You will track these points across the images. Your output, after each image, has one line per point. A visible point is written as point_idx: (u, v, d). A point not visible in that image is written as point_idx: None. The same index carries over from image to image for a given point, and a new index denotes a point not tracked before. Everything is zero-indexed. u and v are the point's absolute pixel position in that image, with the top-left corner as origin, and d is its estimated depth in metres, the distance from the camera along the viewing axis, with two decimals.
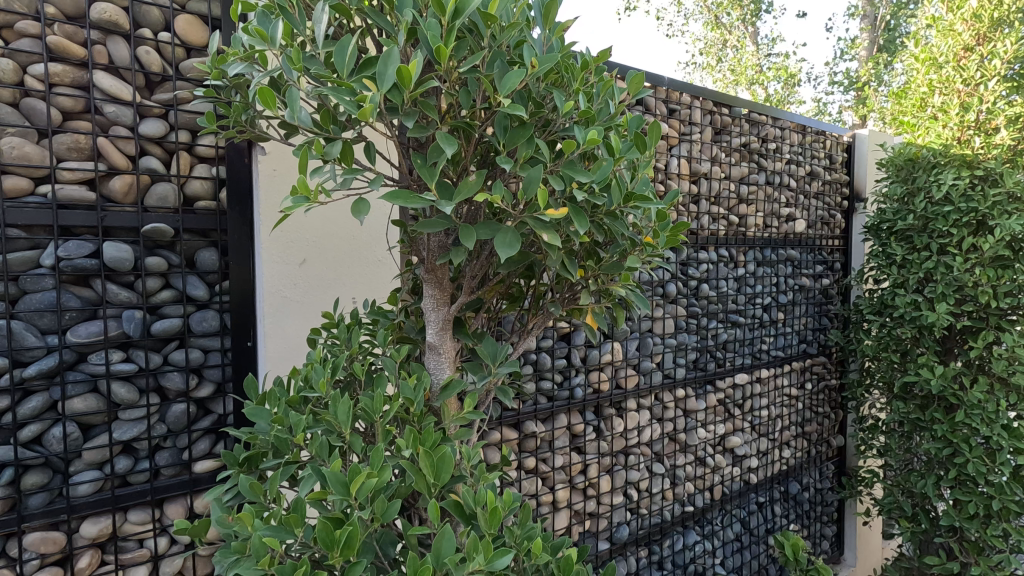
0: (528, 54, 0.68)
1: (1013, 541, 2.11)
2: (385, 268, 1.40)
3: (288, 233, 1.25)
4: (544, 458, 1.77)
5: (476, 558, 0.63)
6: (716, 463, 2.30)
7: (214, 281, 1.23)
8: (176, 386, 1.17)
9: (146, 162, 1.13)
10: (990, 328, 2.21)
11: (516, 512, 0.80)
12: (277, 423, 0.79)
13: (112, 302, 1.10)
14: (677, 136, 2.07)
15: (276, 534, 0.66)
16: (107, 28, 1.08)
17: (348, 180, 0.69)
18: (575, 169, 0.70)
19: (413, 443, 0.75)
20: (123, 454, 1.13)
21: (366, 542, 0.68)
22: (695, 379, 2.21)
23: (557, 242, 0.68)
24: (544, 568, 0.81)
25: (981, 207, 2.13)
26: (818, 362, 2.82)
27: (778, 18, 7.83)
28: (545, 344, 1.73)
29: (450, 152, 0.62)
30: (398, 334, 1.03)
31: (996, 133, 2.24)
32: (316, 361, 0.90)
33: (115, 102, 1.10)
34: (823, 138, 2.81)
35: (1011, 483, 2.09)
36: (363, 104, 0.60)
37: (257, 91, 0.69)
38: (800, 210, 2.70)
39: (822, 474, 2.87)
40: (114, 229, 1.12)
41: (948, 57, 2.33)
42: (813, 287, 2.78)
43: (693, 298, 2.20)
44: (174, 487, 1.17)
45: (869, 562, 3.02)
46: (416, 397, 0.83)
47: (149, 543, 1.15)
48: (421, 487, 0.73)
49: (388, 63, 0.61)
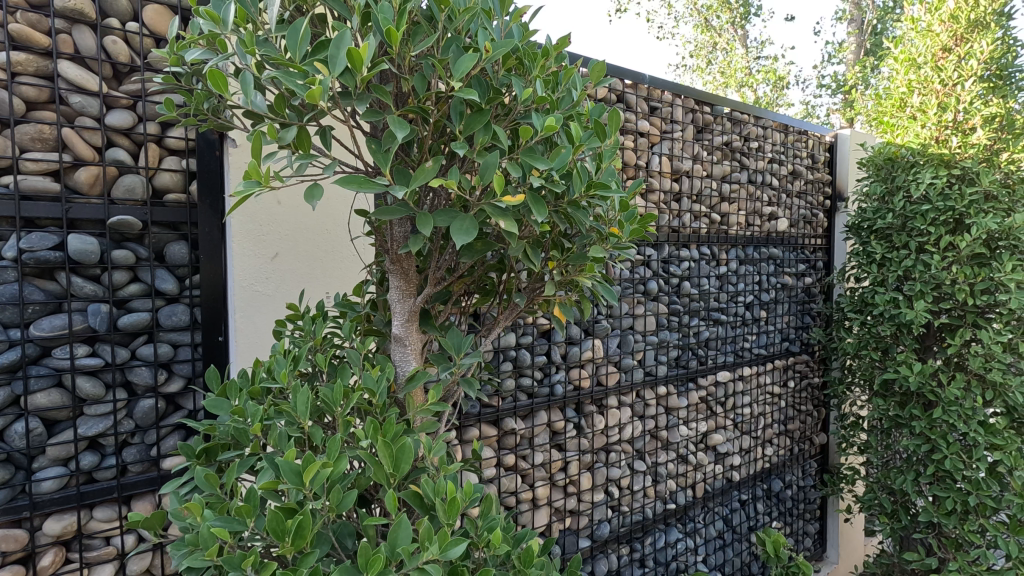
0: (483, 39, 0.67)
1: (990, 536, 2.12)
2: (352, 262, 1.40)
3: (260, 226, 1.24)
4: (524, 455, 1.76)
5: (430, 549, 0.63)
6: (698, 460, 2.30)
7: (184, 275, 1.21)
8: (144, 381, 1.15)
9: (113, 153, 1.11)
10: (966, 325, 2.22)
11: (477, 503, 0.79)
12: (237, 414, 0.79)
13: (76, 296, 1.07)
14: (658, 134, 2.07)
15: (227, 525, 0.65)
16: (72, 17, 1.06)
17: (302, 165, 0.70)
18: (534, 157, 0.71)
19: (373, 434, 0.74)
20: (89, 450, 1.11)
21: (321, 533, 0.67)
22: (678, 376, 2.22)
23: (513, 229, 0.68)
24: (507, 560, 0.81)
25: (958, 206, 2.15)
26: (801, 360, 2.83)
27: (767, 22, 7.80)
28: (525, 340, 1.72)
29: (400, 137, 0.63)
30: (366, 327, 1.04)
31: (973, 133, 2.25)
32: (279, 354, 0.90)
33: (81, 91, 1.07)
34: (806, 138, 2.83)
35: (988, 478, 2.10)
36: (313, 87, 0.60)
37: (208, 73, 0.71)
38: (782, 209, 2.71)
39: (805, 472, 2.88)
40: (80, 222, 1.09)
41: (926, 57, 2.35)
42: (796, 286, 2.80)
43: (675, 296, 2.20)
44: (142, 484, 1.15)
45: (851, 559, 3.04)
46: (378, 389, 0.82)
47: (115, 541, 1.13)
48: (379, 477, 0.72)
49: (340, 46, 0.62)
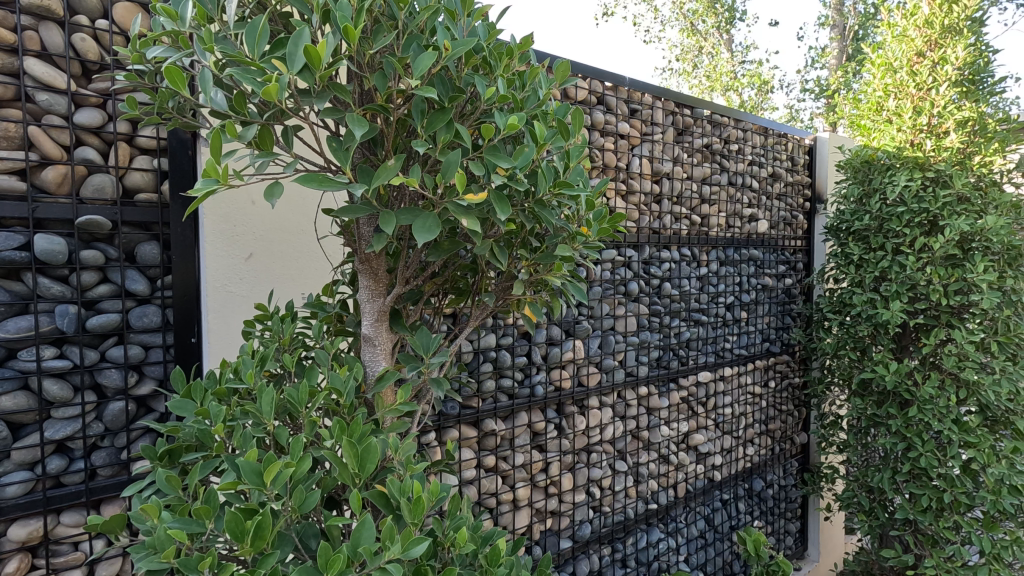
0: (442, 37, 0.68)
1: (964, 533, 2.15)
2: (321, 263, 1.39)
3: (234, 228, 1.24)
4: (504, 456, 1.75)
5: (391, 548, 0.63)
6: (679, 460, 2.31)
7: (156, 275, 1.19)
8: (114, 383, 1.13)
9: (82, 153, 1.09)
10: (941, 325, 2.25)
11: (444, 502, 0.79)
12: (201, 416, 0.78)
13: (43, 297, 1.05)
14: (638, 136, 2.09)
15: (185, 526, 0.64)
16: (39, 13, 1.04)
17: (264, 163, 0.70)
18: (497, 155, 0.71)
19: (339, 434, 0.74)
20: (56, 454, 1.08)
21: (283, 534, 0.67)
22: (659, 376, 2.23)
23: (476, 227, 0.69)
24: (474, 560, 0.81)
25: (931, 208, 2.19)
26: (781, 360, 2.87)
27: (752, 26, 7.93)
28: (504, 341, 1.72)
29: (359, 134, 0.63)
30: (337, 327, 1.04)
31: (947, 136, 2.27)
32: (246, 354, 0.89)
33: (48, 90, 1.05)
34: (786, 140, 2.86)
35: (962, 475, 2.13)
36: (269, 84, 0.60)
37: (166, 69, 0.70)
38: (762, 210, 2.74)
39: (786, 471, 2.91)
40: (47, 222, 1.07)
41: (902, 62, 2.38)
42: (776, 287, 2.82)
43: (656, 296, 2.21)
44: (111, 487, 1.13)
45: (831, 558, 3.08)
46: (345, 389, 0.81)
47: (84, 546, 1.11)
48: (344, 478, 0.71)
49: (298, 44, 0.62)
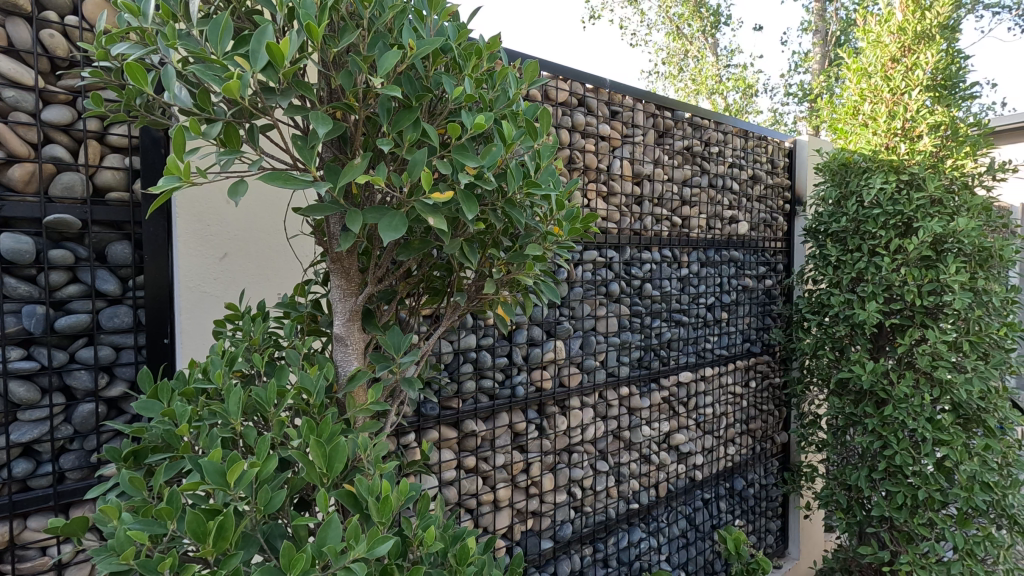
0: (407, 36, 0.69)
1: (938, 529, 2.18)
2: (292, 264, 1.38)
3: (207, 228, 1.23)
4: (485, 457, 1.75)
5: (356, 547, 0.62)
6: (660, 460, 2.32)
7: (128, 275, 1.18)
8: (83, 385, 1.11)
9: (50, 150, 1.07)
10: (916, 325, 2.29)
11: (412, 502, 0.80)
12: (166, 417, 0.77)
13: (9, 297, 1.03)
14: (618, 138, 2.10)
15: (146, 527, 0.63)
16: (5, 8, 1.02)
17: (228, 161, 0.70)
18: (464, 155, 0.72)
19: (306, 434, 0.74)
20: (22, 457, 1.06)
21: (247, 535, 0.66)
22: (640, 377, 2.25)
23: (442, 226, 0.69)
24: (442, 559, 0.82)
25: (906, 210, 2.23)
26: (761, 360, 2.90)
27: (736, 30, 8.04)
28: (484, 342, 1.71)
29: (323, 132, 0.63)
30: (310, 327, 1.04)
31: (921, 139, 2.31)
32: (215, 354, 0.88)
33: (14, 86, 1.03)
34: (766, 143, 2.90)
35: (936, 473, 2.17)
36: (232, 79, 0.60)
37: (129, 66, 0.70)
38: (742, 212, 2.77)
39: (766, 470, 2.94)
40: (13, 221, 1.05)
41: (877, 66, 2.41)
42: (756, 288, 2.85)
43: (636, 297, 2.22)
44: (80, 490, 1.11)
45: (811, 555, 3.11)
46: (315, 389, 0.81)
47: (51, 551, 1.08)
48: (312, 477, 0.71)
49: (262, 41, 0.62)
